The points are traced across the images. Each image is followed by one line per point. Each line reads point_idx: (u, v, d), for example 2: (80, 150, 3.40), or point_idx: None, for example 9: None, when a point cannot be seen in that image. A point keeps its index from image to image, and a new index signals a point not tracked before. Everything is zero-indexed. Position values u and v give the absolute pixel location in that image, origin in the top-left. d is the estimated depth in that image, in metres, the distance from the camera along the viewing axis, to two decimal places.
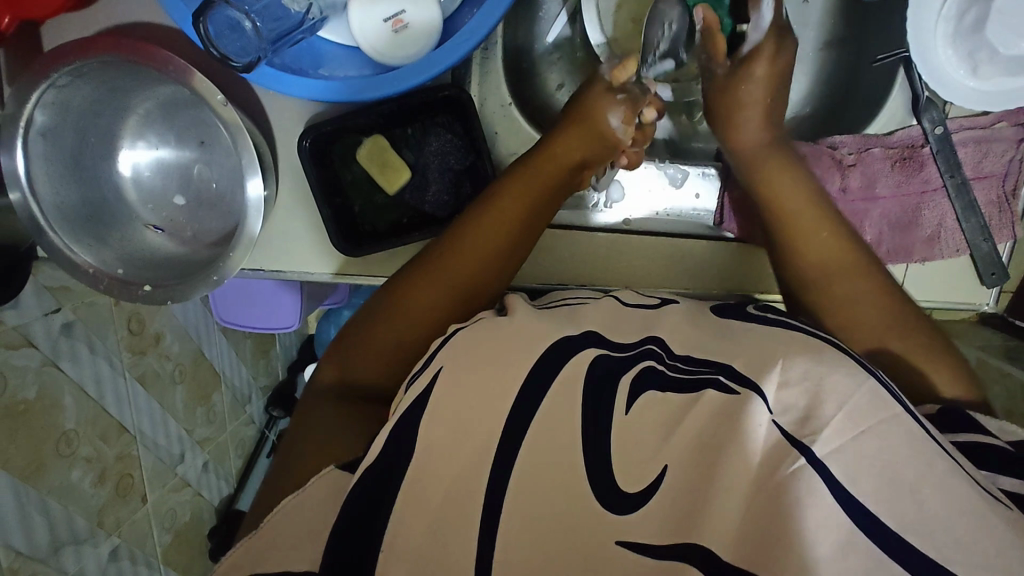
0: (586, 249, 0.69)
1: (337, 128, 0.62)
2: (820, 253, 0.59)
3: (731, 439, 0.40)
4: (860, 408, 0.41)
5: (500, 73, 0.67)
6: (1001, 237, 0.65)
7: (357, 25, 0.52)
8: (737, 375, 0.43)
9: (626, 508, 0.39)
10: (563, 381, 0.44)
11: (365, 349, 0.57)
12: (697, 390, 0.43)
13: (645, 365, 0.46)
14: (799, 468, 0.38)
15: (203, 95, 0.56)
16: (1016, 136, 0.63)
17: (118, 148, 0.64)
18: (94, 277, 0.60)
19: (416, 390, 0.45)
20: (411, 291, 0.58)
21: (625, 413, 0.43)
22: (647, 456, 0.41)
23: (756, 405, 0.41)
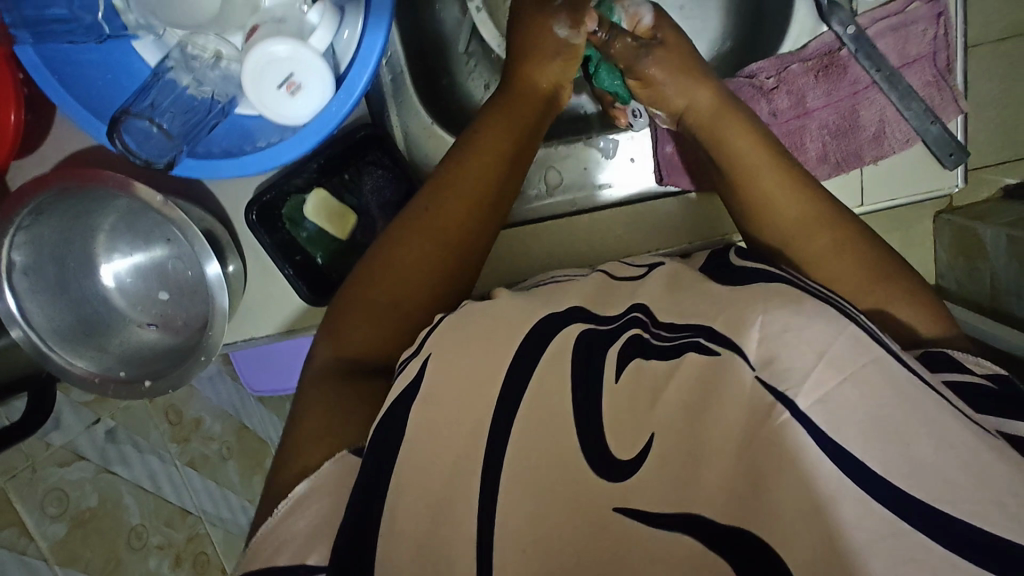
0: (546, 239, 0.71)
1: (277, 193, 0.67)
2: (791, 195, 0.57)
3: (716, 399, 0.40)
4: (841, 356, 0.38)
5: (414, 95, 0.69)
6: (949, 115, 0.63)
7: (254, 96, 0.54)
8: (713, 333, 0.42)
9: (623, 476, 0.40)
10: (553, 354, 0.46)
11: (360, 318, 0.57)
12: (677, 356, 0.43)
13: (632, 334, 0.46)
14: (784, 421, 0.37)
15: (143, 199, 0.60)
16: (932, 12, 0.61)
17: (97, 264, 0.70)
18: (99, 384, 0.66)
19: (409, 376, 0.48)
20: (404, 251, 0.59)
21: (615, 380, 0.44)
22: (635, 425, 0.42)
23: (738, 365, 0.39)
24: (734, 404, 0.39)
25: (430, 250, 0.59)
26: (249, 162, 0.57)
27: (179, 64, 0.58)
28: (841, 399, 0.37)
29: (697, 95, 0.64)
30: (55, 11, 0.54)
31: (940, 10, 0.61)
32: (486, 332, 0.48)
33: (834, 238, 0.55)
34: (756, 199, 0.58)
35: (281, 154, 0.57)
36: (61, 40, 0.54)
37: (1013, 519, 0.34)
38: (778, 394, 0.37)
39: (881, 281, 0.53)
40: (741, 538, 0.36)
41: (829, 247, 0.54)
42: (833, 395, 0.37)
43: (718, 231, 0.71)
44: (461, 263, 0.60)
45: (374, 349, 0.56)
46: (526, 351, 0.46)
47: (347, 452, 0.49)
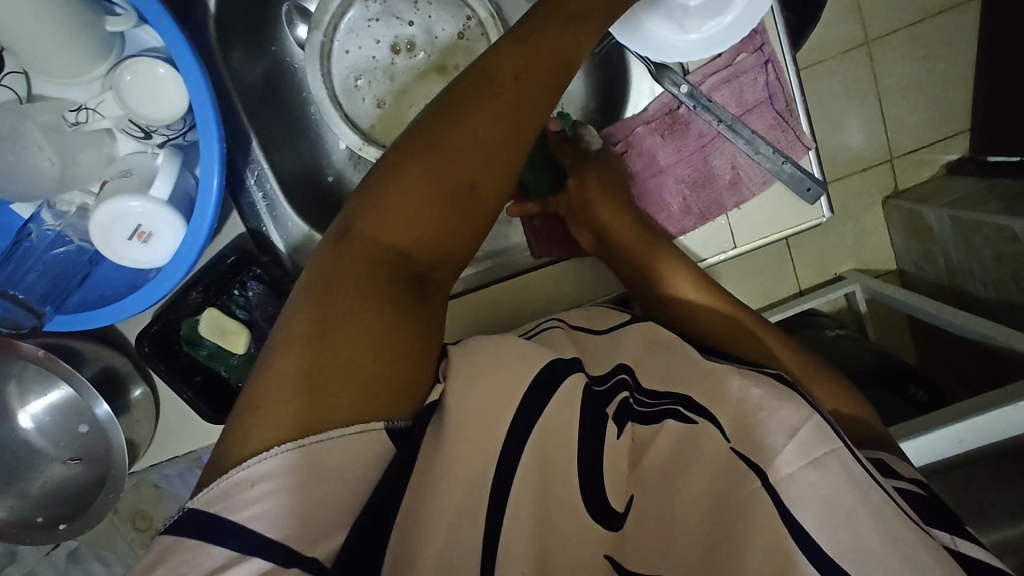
0: (483, 300, 0.65)
1: (164, 323, 0.69)
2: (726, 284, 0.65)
3: (696, 461, 0.45)
4: (811, 438, 0.44)
5: (288, 208, 0.72)
6: (798, 153, 0.65)
7: (106, 248, 0.57)
8: (691, 404, 0.48)
9: (620, 524, 0.44)
10: (546, 425, 0.44)
11: (393, 197, 0.48)
12: (659, 421, 0.48)
13: (620, 398, 0.50)
14: (756, 488, 0.42)
15: (32, 357, 0.62)
16: (759, 60, 0.63)
17: (12, 412, 0.72)
18: (19, 533, 0.69)
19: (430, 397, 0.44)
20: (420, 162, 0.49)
21: (615, 438, 0.47)
22: (622, 486, 0.46)
23: (713, 434, 0.46)
24: (708, 473, 0.44)
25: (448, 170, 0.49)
26: (116, 310, 0.59)
27: (38, 223, 0.59)
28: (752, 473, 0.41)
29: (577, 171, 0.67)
30: None
31: (767, 58, 0.62)
32: (498, 365, 0.45)
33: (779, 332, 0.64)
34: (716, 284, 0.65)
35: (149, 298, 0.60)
36: None
37: None
38: (753, 461, 0.43)
39: (820, 373, 0.61)
40: None
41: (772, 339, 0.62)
42: (799, 476, 0.43)
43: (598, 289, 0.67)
44: (460, 245, 0.51)
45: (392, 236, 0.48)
46: None
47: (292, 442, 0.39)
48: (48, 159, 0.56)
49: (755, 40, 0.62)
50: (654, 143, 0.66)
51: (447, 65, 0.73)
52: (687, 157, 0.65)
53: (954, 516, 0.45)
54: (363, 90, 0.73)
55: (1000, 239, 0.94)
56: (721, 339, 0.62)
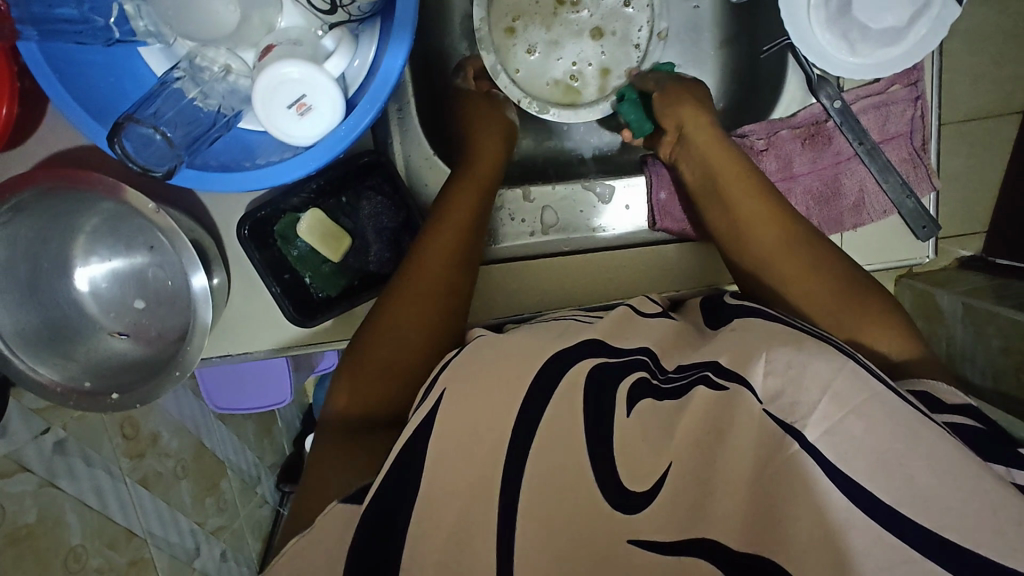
0: (562, 275, 0.70)
1: (272, 211, 0.66)
2: (772, 236, 0.61)
3: (725, 430, 0.44)
4: (844, 390, 0.42)
5: (419, 129, 0.71)
6: (922, 191, 0.68)
7: (263, 113, 0.54)
8: (720, 368, 0.47)
9: (643, 505, 0.43)
10: (568, 385, 0.48)
11: (383, 345, 0.58)
12: (687, 391, 0.47)
13: (640, 376, 0.50)
14: (795, 453, 0.41)
15: (134, 206, 0.59)
16: (912, 95, 0.65)
17: (71, 267, 0.67)
18: (62, 395, 0.63)
19: (423, 410, 0.48)
20: (401, 291, 0.60)
21: (626, 414, 0.47)
22: (649, 458, 0.44)
23: (746, 398, 0.44)
24: (745, 436, 0.43)
25: (423, 286, 0.60)
26: (246, 180, 0.56)
27: (187, 74, 0.58)
28: (838, 432, 0.41)
29: (696, 155, 0.68)
30: (63, 10, 0.53)
31: (919, 94, 0.65)
32: (502, 365, 0.50)
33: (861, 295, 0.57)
34: (755, 254, 0.62)
35: (268, 180, 0.57)
36: (68, 40, 0.53)
37: (1013, 549, 0.36)
38: (789, 429, 0.42)
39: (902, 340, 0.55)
40: (753, 565, 0.40)
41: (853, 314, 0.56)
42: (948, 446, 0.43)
43: (674, 284, 0.71)
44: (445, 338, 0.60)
45: (372, 390, 0.57)
46: (545, 389, 0.48)
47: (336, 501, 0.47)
48: (224, 5, 0.55)
49: (912, 75, 0.65)
50: (791, 134, 0.68)
51: (605, 29, 0.79)
52: (822, 168, 0.68)
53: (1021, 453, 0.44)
54: (519, 33, 0.79)
55: (1014, 331, 0.89)
56: (807, 311, 0.58)
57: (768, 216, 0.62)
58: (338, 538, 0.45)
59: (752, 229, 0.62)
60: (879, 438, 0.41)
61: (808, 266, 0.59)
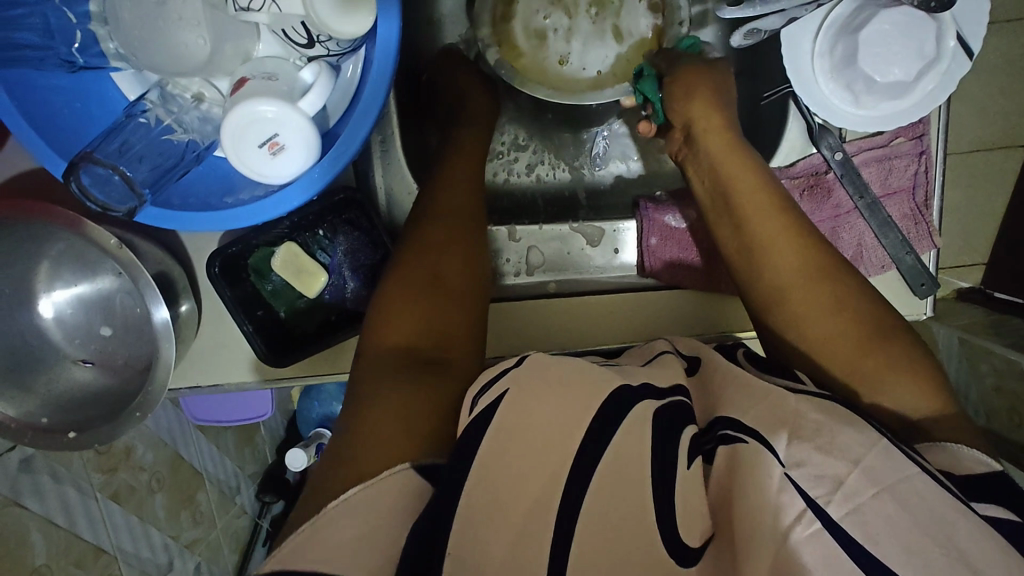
0: (557, 313, 0.68)
1: (244, 247, 0.63)
2: (790, 260, 0.57)
3: (737, 483, 0.41)
4: (878, 467, 0.40)
5: (403, 161, 0.68)
6: (923, 248, 0.65)
7: (230, 149, 0.51)
8: (742, 427, 0.44)
9: (693, 561, 0.41)
10: (634, 421, 0.44)
11: (421, 271, 0.58)
12: (722, 448, 0.44)
13: (689, 432, 0.46)
14: (816, 530, 0.38)
15: (97, 241, 0.56)
16: (916, 149, 0.63)
17: (36, 295, 0.65)
18: (18, 431, 0.60)
19: (484, 404, 0.45)
20: (432, 220, 0.61)
21: (688, 467, 0.43)
22: (695, 517, 0.42)
23: (765, 456, 0.41)
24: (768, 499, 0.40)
25: (452, 216, 0.62)
26: (210, 222, 0.53)
27: (158, 104, 0.55)
28: (855, 512, 0.39)
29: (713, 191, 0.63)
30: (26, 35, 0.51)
31: (923, 148, 0.63)
32: (546, 387, 0.45)
33: (891, 335, 0.53)
34: (764, 288, 0.58)
35: (232, 222, 0.53)
36: (28, 66, 0.50)
37: None
38: (809, 500, 0.39)
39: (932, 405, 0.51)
40: None
41: (877, 370, 0.52)
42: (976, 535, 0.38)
43: (682, 329, 0.69)
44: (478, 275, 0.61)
45: (416, 324, 0.55)
46: None
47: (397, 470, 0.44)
48: (199, 38, 0.51)
49: (917, 128, 0.63)
50: (788, 187, 0.64)
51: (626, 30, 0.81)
52: (822, 221, 0.65)
53: None
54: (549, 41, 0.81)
55: (1010, 374, 0.86)
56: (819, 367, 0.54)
57: (784, 230, 0.58)
58: (385, 511, 0.42)
59: (778, 259, 0.57)
60: (874, 540, 0.38)
61: (836, 302, 0.55)
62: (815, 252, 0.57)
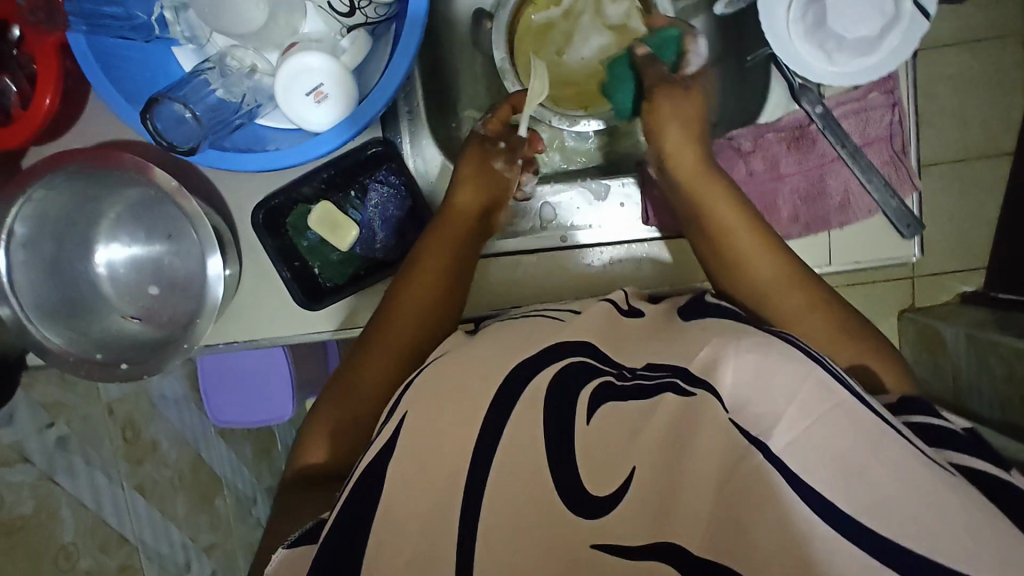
0: (555, 269, 0.73)
1: (286, 199, 0.69)
2: (759, 255, 0.64)
3: (687, 442, 0.42)
4: None
5: (426, 127, 0.75)
6: (905, 191, 0.71)
7: (285, 101, 0.59)
8: (691, 376, 0.45)
9: (603, 512, 0.42)
10: (530, 397, 0.47)
11: (356, 395, 0.63)
12: (655, 395, 0.45)
13: (603, 380, 0.48)
14: (759, 464, 0.39)
15: (160, 184, 0.63)
16: (889, 101, 0.69)
17: (94, 250, 0.71)
18: (74, 363, 0.65)
19: (385, 435, 0.50)
20: (378, 341, 0.64)
21: (587, 422, 0.45)
22: (615, 455, 0.44)
23: (712, 404, 0.42)
24: (713, 444, 0.41)
25: (398, 338, 0.64)
26: (257, 161, 0.60)
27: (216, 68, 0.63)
28: (796, 443, 0.40)
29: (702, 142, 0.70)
30: (110, 9, 0.60)
31: (895, 100, 0.69)
32: (463, 382, 0.50)
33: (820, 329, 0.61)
34: (740, 276, 0.64)
35: (276, 162, 0.60)
36: (111, 33, 0.59)
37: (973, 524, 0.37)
38: (753, 438, 0.40)
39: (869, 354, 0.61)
40: None
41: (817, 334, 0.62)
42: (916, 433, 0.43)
43: (671, 280, 0.73)
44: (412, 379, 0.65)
45: (344, 445, 0.62)
46: None
47: (283, 546, 0.51)
48: (256, 7, 0.60)
49: (888, 83, 0.69)
50: (775, 140, 0.71)
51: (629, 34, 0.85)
52: (811, 170, 0.71)
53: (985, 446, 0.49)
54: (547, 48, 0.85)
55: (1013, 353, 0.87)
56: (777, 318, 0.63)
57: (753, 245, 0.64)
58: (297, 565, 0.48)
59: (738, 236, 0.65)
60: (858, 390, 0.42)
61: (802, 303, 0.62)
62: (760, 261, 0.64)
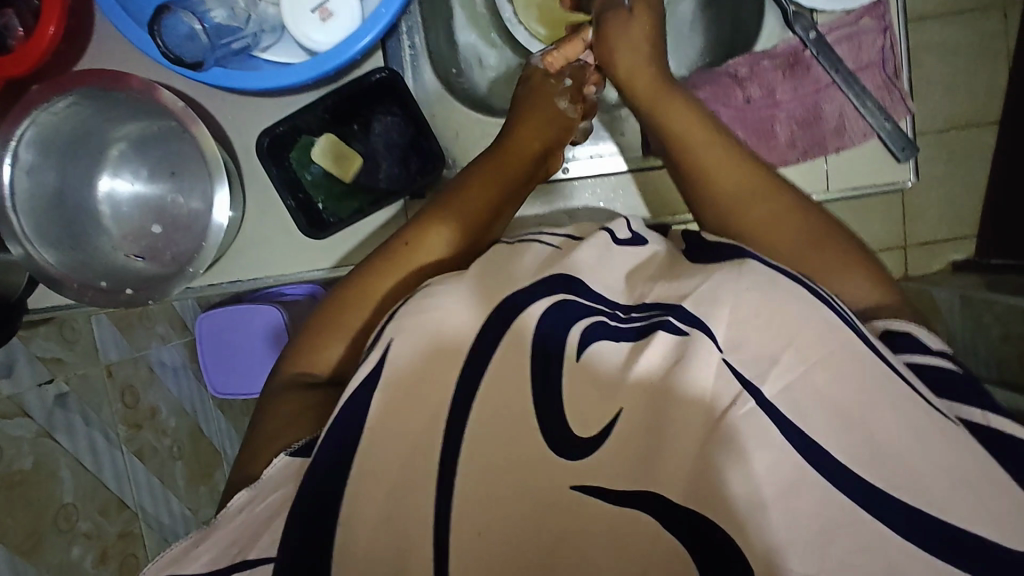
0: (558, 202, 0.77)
1: (289, 128, 0.69)
2: (725, 164, 0.61)
3: (676, 387, 0.40)
4: None
5: (426, 61, 0.76)
6: (898, 115, 0.72)
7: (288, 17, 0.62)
8: (687, 317, 0.42)
9: (581, 455, 0.39)
10: (516, 333, 0.43)
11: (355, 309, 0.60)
12: (646, 335, 0.43)
13: (596, 320, 0.45)
14: (749, 410, 0.38)
15: (168, 107, 0.64)
16: (880, 26, 0.71)
17: (98, 186, 0.71)
18: (78, 291, 0.64)
19: (370, 362, 0.46)
20: (389, 256, 0.62)
21: (576, 361, 0.42)
22: (600, 404, 0.41)
23: (707, 345, 0.40)
24: (707, 384, 0.39)
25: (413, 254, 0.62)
26: (262, 78, 0.60)
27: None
28: (785, 389, 0.40)
29: None
30: None
31: (886, 25, 0.71)
32: (478, 278, 0.50)
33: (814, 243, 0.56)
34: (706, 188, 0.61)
35: (280, 80, 0.61)
36: None
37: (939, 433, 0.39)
38: (744, 381, 0.39)
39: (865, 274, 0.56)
40: (701, 526, 0.36)
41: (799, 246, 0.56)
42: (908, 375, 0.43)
43: (664, 210, 0.77)
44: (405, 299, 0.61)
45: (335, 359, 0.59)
46: None
47: (284, 454, 0.50)
48: None
49: (878, 9, 0.71)
50: (770, 65, 0.73)
51: None
52: (806, 95, 0.73)
53: (982, 392, 0.47)
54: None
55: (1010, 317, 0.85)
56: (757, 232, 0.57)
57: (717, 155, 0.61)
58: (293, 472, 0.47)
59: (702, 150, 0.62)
60: None
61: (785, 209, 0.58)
62: (727, 173, 0.60)
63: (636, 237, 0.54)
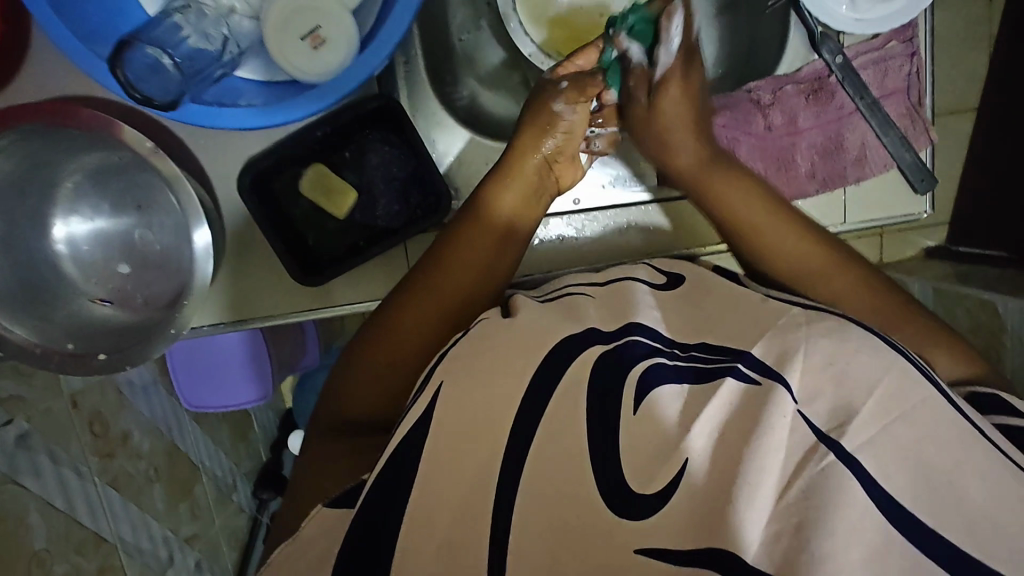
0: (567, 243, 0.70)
1: (274, 162, 0.62)
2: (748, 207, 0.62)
3: (753, 430, 0.36)
4: None
5: (424, 80, 0.69)
6: (920, 145, 0.70)
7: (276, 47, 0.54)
8: (761, 365, 0.39)
9: (650, 512, 0.35)
10: (577, 376, 0.41)
11: (390, 348, 0.55)
12: (716, 377, 0.39)
13: (654, 360, 0.41)
14: (829, 464, 0.35)
15: (133, 147, 0.56)
16: (908, 51, 0.68)
17: (51, 225, 0.62)
18: (42, 356, 0.57)
19: (421, 406, 0.43)
20: (423, 289, 0.57)
21: (634, 413, 0.38)
22: (664, 457, 0.36)
23: (782, 396, 0.37)
24: (781, 436, 0.35)
25: (451, 284, 0.58)
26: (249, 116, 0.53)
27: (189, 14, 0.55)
28: (870, 443, 0.37)
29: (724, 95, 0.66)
30: None
31: (914, 50, 0.68)
32: (505, 351, 0.44)
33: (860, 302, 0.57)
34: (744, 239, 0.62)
35: (270, 117, 0.54)
36: None
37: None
38: (821, 433, 0.36)
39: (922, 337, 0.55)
40: None
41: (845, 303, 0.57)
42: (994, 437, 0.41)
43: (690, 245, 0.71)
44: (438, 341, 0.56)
45: (363, 407, 0.54)
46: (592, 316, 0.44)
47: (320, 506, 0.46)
48: None
49: (907, 32, 0.68)
50: (792, 92, 0.69)
51: None
52: (829, 123, 0.69)
53: None
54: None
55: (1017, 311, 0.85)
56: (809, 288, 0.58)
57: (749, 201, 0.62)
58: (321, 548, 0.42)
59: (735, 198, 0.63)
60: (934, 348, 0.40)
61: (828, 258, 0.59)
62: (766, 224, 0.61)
63: (669, 280, 0.54)
